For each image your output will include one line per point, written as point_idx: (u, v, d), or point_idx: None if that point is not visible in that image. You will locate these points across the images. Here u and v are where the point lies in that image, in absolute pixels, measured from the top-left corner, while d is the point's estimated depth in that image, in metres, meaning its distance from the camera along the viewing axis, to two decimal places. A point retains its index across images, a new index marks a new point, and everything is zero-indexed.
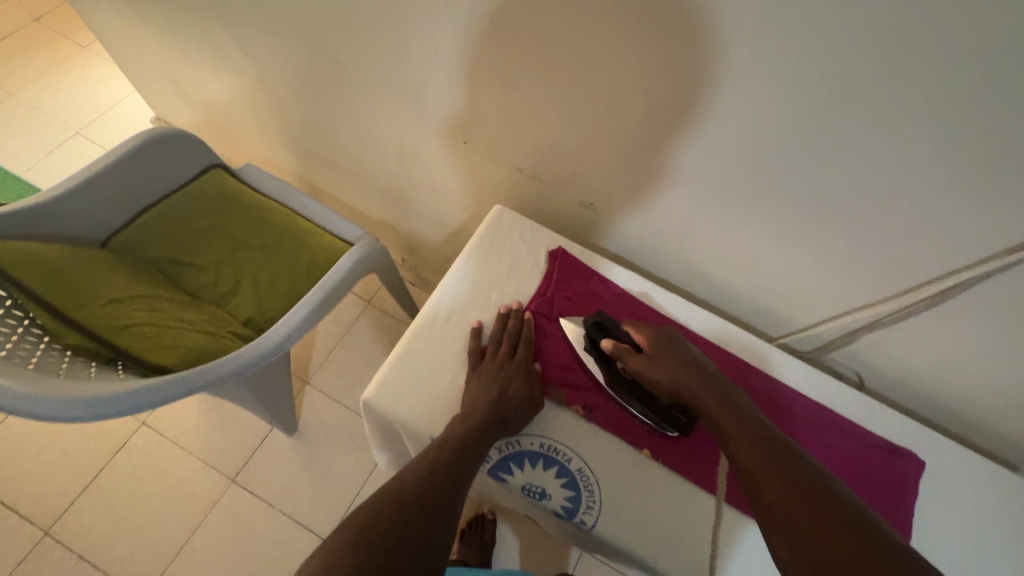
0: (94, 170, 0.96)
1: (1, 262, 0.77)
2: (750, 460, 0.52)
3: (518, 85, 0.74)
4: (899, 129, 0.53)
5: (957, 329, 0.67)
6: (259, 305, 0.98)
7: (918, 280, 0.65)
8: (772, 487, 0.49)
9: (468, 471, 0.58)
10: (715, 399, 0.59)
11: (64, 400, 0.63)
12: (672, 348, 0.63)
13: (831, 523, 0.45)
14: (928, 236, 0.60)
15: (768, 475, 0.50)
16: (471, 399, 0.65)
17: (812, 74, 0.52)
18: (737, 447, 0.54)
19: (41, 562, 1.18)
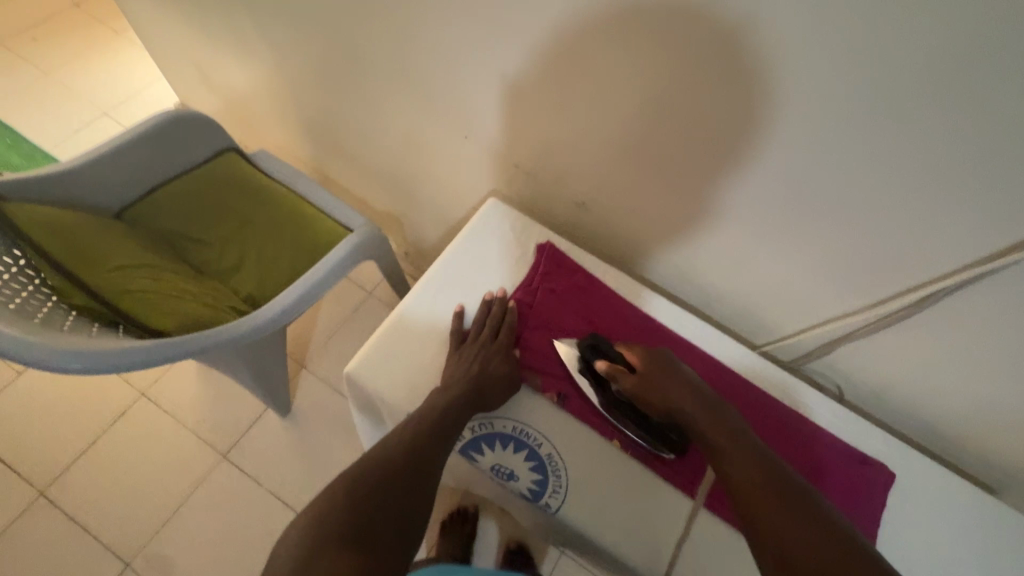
0: (114, 143, 1.01)
1: (19, 223, 0.81)
2: (735, 472, 0.53)
3: (518, 81, 0.77)
4: (871, 138, 0.54)
5: (932, 343, 0.68)
6: (260, 282, 1.02)
7: (892, 291, 0.66)
8: (754, 498, 0.50)
9: (446, 445, 0.61)
10: (706, 416, 0.59)
11: (67, 352, 0.67)
12: (661, 367, 0.65)
13: (806, 533, 0.46)
14: (901, 245, 0.61)
15: (751, 486, 0.51)
16: (452, 374, 0.68)
17: (793, 79, 0.54)
18: (724, 460, 0.55)
19: (35, 520, 1.22)
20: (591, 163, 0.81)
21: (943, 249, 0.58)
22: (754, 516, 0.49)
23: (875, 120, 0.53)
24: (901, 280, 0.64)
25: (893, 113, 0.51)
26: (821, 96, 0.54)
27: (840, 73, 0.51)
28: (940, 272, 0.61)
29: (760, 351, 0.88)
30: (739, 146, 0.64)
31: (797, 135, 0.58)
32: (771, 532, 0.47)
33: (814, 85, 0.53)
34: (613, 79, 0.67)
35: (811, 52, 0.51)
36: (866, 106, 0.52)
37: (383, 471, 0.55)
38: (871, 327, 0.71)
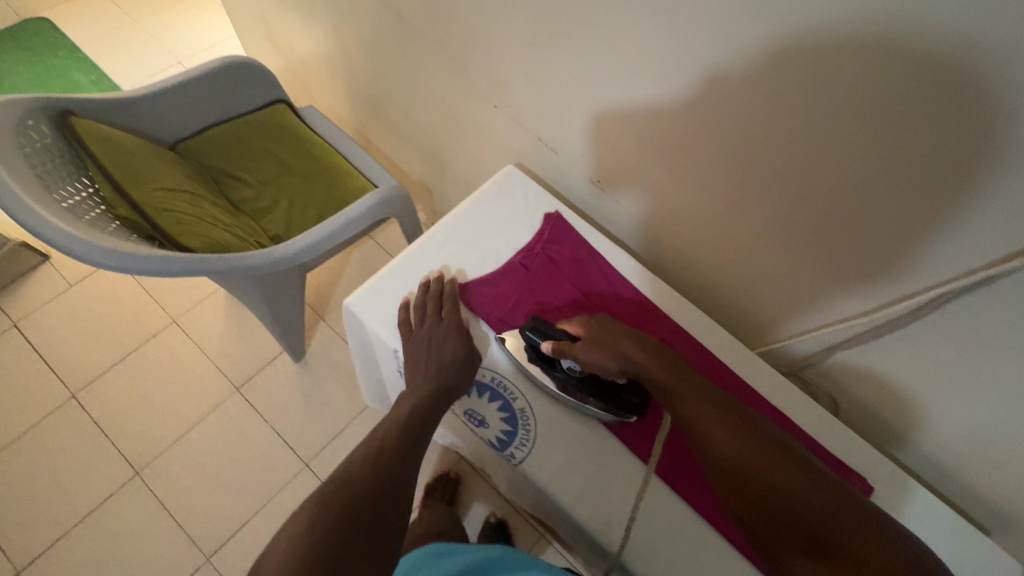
0: (177, 80, 1.09)
1: (83, 136, 0.90)
2: (693, 420, 0.58)
3: (545, 53, 0.79)
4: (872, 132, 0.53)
5: (926, 360, 0.65)
6: (288, 225, 1.09)
7: (885, 300, 0.65)
8: (713, 438, 0.55)
9: (419, 441, 0.64)
10: (663, 369, 0.62)
11: (104, 251, 0.74)
12: (600, 334, 0.66)
13: (760, 461, 0.52)
14: (897, 249, 0.60)
15: (711, 426, 0.56)
16: (412, 372, 0.69)
17: (800, 65, 0.53)
18: (685, 409, 0.59)
19: (65, 419, 1.33)
20: (608, 141, 0.82)
21: (940, 257, 0.57)
22: (717, 455, 0.54)
23: (878, 116, 0.51)
24: (894, 287, 0.63)
25: (896, 111, 0.50)
26: (827, 84, 0.53)
27: (847, 62, 0.50)
28: (934, 282, 0.59)
29: (760, 353, 0.87)
30: (746, 134, 0.63)
31: (803, 125, 0.58)
32: (735, 467, 0.53)
33: (821, 72, 0.52)
34: (633, 56, 0.68)
35: (819, 38, 0.51)
36: (870, 100, 0.51)
37: (361, 480, 0.56)
38: (865, 336, 0.70)
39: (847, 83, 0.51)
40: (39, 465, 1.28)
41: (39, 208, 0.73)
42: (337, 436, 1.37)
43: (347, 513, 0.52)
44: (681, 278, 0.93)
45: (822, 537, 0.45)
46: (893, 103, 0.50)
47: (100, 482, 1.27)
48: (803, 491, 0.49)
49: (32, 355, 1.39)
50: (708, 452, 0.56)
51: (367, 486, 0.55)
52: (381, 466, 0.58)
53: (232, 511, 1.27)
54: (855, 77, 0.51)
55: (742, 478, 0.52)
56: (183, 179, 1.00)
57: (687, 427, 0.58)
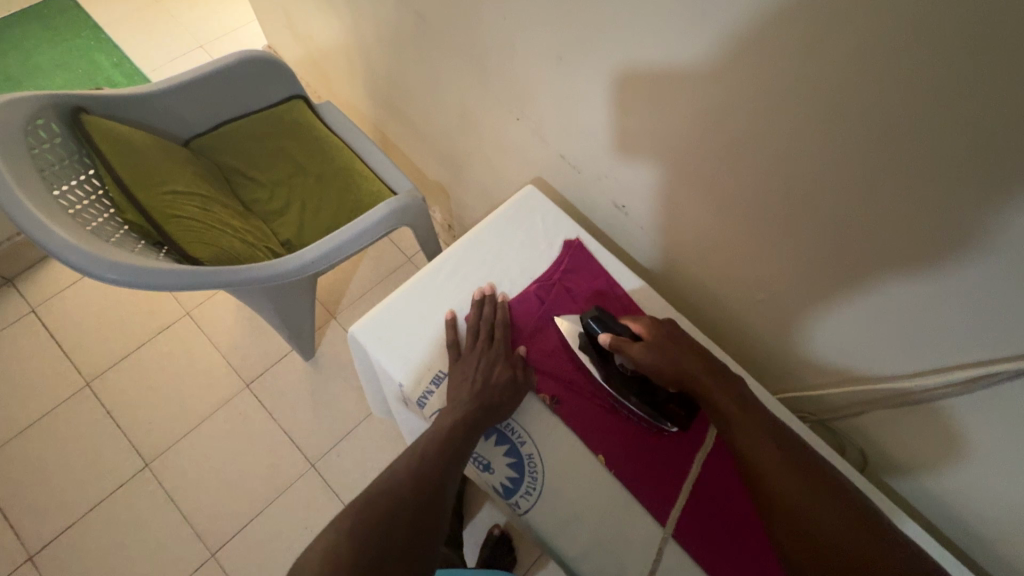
0: (192, 75, 1.06)
1: (93, 136, 0.87)
2: (756, 455, 0.55)
3: (573, 67, 0.74)
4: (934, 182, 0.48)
5: (969, 432, 0.61)
6: (300, 230, 1.06)
7: (929, 366, 0.61)
8: (775, 479, 0.53)
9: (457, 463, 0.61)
10: (717, 383, 0.60)
11: (107, 263, 0.72)
12: (665, 342, 0.64)
13: (831, 510, 0.50)
14: (946, 319, 0.56)
15: (773, 466, 0.54)
16: (453, 390, 0.67)
17: (863, 102, 0.48)
18: (744, 436, 0.57)
19: (79, 407, 1.34)
20: (636, 164, 0.77)
21: (999, 330, 0.53)
22: (778, 497, 0.52)
23: (947, 166, 0.46)
24: (944, 356, 0.59)
25: (968, 164, 0.45)
26: (891, 127, 0.48)
27: (914, 103, 0.45)
28: (988, 355, 0.55)
29: (782, 399, 0.83)
30: (794, 169, 0.59)
31: (858, 169, 0.53)
32: (797, 512, 0.51)
33: (887, 116, 0.48)
34: (670, 80, 0.63)
35: (887, 79, 0.45)
36: (941, 149, 0.46)
37: (382, 506, 0.53)
38: (901, 399, 0.66)
39: (915, 128, 0.46)
40: (52, 451, 1.30)
41: (44, 217, 0.71)
42: (344, 438, 1.36)
43: (373, 549, 0.49)
44: (706, 309, 0.88)
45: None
46: (966, 156, 0.45)
47: (110, 472, 1.28)
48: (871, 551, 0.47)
49: (48, 341, 1.41)
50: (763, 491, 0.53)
51: (396, 519, 0.52)
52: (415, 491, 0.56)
53: (237, 509, 1.27)
54: (926, 121, 0.45)
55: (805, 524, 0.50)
56: (195, 181, 0.97)
57: (744, 460, 0.56)
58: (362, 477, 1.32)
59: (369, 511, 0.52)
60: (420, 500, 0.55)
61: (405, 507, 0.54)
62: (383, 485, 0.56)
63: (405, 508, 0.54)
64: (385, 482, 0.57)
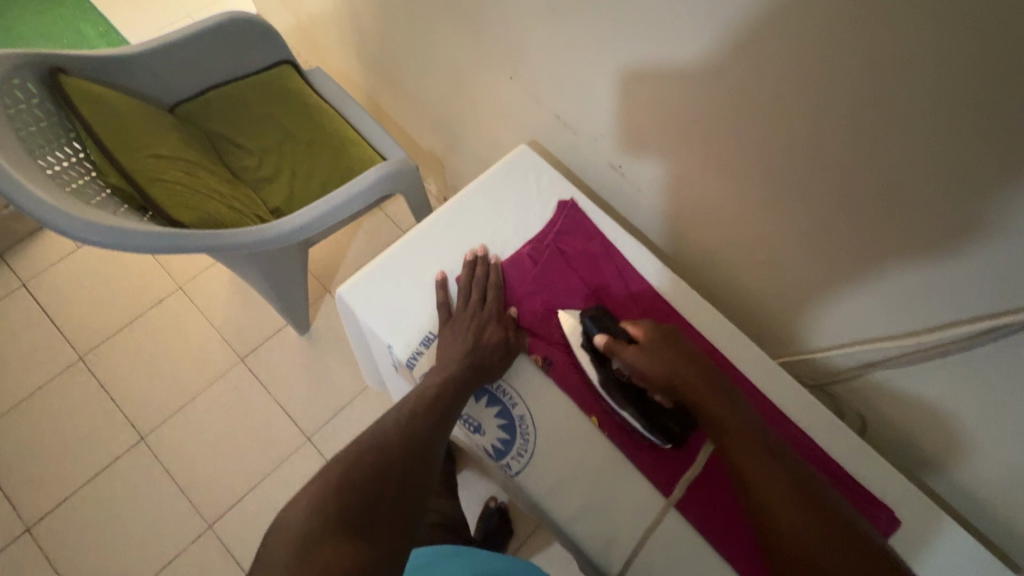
0: (175, 37, 1.02)
1: (71, 95, 0.84)
2: (750, 474, 0.53)
3: (567, 20, 0.71)
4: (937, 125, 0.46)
5: (970, 391, 0.60)
6: (289, 197, 1.03)
7: (931, 323, 0.59)
8: (772, 499, 0.51)
9: (441, 428, 0.59)
10: (714, 396, 0.57)
11: (86, 224, 0.70)
12: (662, 346, 0.61)
13: (819, 531, 0.48)
14: (951, 272, 0.54)
15: (767, 482, 0.52)
16: (443, 353, 0.65)
17: (871, 41, 0.46)
18: (738, 455, 0.54)
19: (72, 381, 1.34)
20: (632, 123, 0.75)
21: (1004, 282, 0.50)
22: (776, 520, 0.50)
23: (958, 109, 0.44)
24: (948, 313, 0.57)
25: (973, 103, 0.43)
26: (901, 68, 0.45)
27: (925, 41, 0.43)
28: (993, 309, 0.53)
29: (782, 364, 0.81)
30: (795, 122, 0.56)
31: (864, 117, 0.50)
32: (799, 539, 0.48)
33: (895, 56, 0.45)
34: (669, 28, 0.60)
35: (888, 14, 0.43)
36: (951, 90, 0.44)
37: (367, 465, 0.52)
38: (902, 359, 0.64)
39: (924, 68, 0.44)
40: (47, 425, 1.29)
41: (19, 175, 0.69)
42: (340, 412, 1.35)
43: (356, 503, 0.47)
44: (706, 274, 0.86)
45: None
46: (970, 94, 0.43)
47: (105, 446, 1.28)
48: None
49: (40, 315, 1.39)
50: (759, 512, 0.51)
51: (379, 477, 0.51)
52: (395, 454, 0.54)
53: (234, 481, 1.27)
54: (938, 60, 0.43)
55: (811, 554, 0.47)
56: (179, 145, 0.94)
57: (738, 477, 0.53)
58: None
59: (356, 465, 0.51)
60: (409, 458, 0.54)
61: (393, 463, 0.53)
62: (370, 441, 0.55)
63: (393, 463, 0.52)
64: (365, 444, 0.55)
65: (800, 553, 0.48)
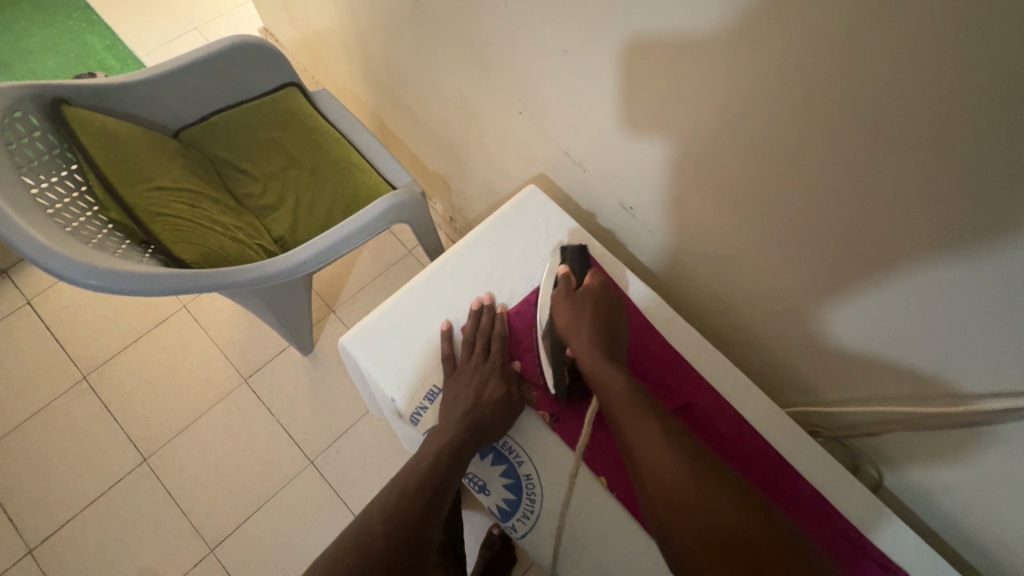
0: (180, 62, 1.01)
1: (73, 128, 0.83)
2: (624, 421, 0.57)
3: (580, 61, 0.70)
4: (964, 193, 0.46)
5: (982, 450, 0.60)
6: (293, 225, 1.02)
7: (947, 393, 0.61)
8: (629, 424, 0.57)
9: (442, 492, 0.58)
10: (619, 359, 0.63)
11: (83, 268, 0.68)
12: (592, 300, 0.67)
13: (679, 472, 0.51)
14: (940, 275, 0.52)
15: (628, 409, 0.58)
16: (445, 409, 0.65)
17: (898, 105, 0.45)
18: (614, 402, 0.59)
19: (75, 401, 1.33)
20: (645, 164, 0.74)
21: (1009, 361, 0.53)
22: (631, 440, 0.55)
23: (984, 175, 0.44)
24: (932, 330, 0.57)
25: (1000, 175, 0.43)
26: (932, 135, 0.45)
27: (954, 111, 0.42)
28: (1002, 390, 0.55)
29: (794, 413, 0.81)
30: (816, 174, 0.56)
31: (888, 180, 0.50)
32: (646, 455, 0.53)
33: (922, 124, 0.45)
34: (687, 82, 0.60)
35: (916, 85, 0.43)
36: (978, 162, 0.43)
37: (366, 541, 0.51)
38: (914, 424, 0.65)
39: (954, 136, 0.44)
40: (50, 445, 1.29)
41: (16, 217, 0.67)
42: (343, 434, 1.34)
43: None
44: (718, 314, 0.85)
45: (716, 551, 0.44)
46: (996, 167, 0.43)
47: (108, 467, 1.28)
48: (710, 498, 0.48)
49: (44, 333, 1.39)
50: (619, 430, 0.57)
51: (375, 553, 0.50)
52: (394, 524, 0.53)
53: (236, 505, 1.26)
54: (966, 132, 0.42)
55: (647, 465, 0.53)
56: (182, 175, 0.93)
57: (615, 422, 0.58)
58: (362, 474, 1.31)
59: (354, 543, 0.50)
60: (411, 529, 0.54)
61: (394, 535, 0.52)
62: (375, 513, 0.54)
63: (395, 537, 0.52)
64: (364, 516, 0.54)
65: (641, 464, 0.53)
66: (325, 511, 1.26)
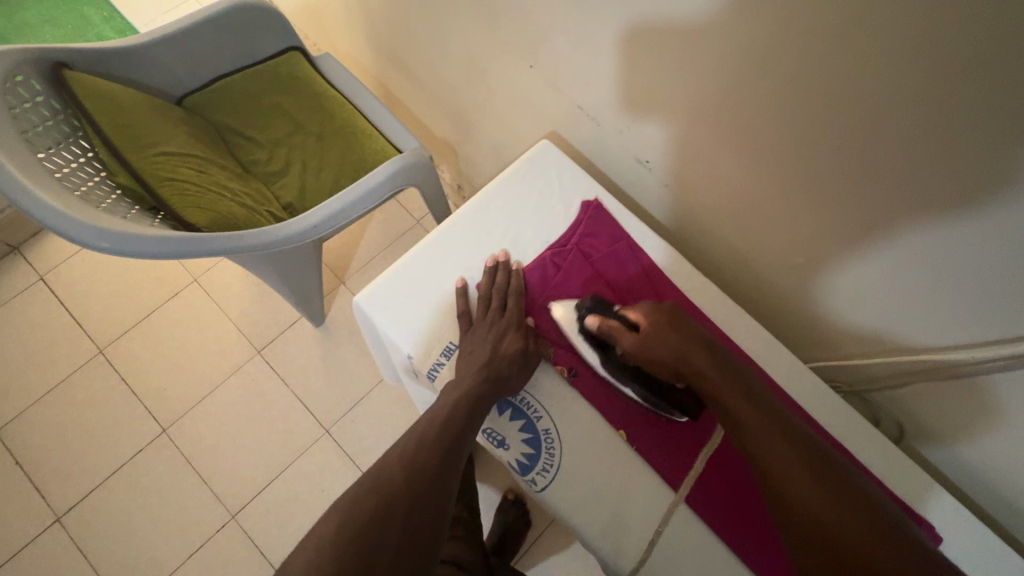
0: (179, 25, 0.99)
1: (76, 92, 0.82)
2: (757, 447, 0.52)
3: (594, 9, 0.68)
4: (992, 129, 0.45)
5: (1000, 398, 0.59)
6: (301, 192, 1.01)
7: (956, 342, 0.61)
8: (760, 444, 0.52)
9: (461, 444, 0.58)
10: (720, 378, 0.57)
11: (93, 230, 0.68)
12: (664, 323, 0.61)
13: (825, 499, 0.48)
14: (933, 217, 0.53)
15: (758, 428, 0.53)
16: (463, 364, 0.65)
17: (924, 39, 0.44)
18: (744, 426, 0.54)
19: (93, 374, 1.35)
20: (662, 116, 0.72)
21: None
22: (765, 465, 0.51)
23: (1012, 106, 0.42)
24: (928, 279, 0.58)
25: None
26: (961, 68, 0.43)
27: (982, 41, 0.41)
28: (1006, 335, 0.56)
29: (812, 368, 0.81)
30: (845, 114, 0.54)
31: (921, 117, 0.48)
32: (789, 482, 0.49)
33: (951, 56, 0.43)
34: (712, 18, 0.57)
35: (942, 14, 0.42)
36: (1005, 91, 0.42)
37: (389, 486, 0.51)
38: (934, 373, 0.64)
39: (981, 69, 0.42)
40: (71, 418, 1.31)
41: (23, 179, 0.67)
42: (357, 404, 1.35)
43: (376, 527, 0.47)
44: (737, 272, 0.83)
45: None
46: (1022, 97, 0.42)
47: (128, 438, 1.30)
48: (824, 507, 0.47)
49: (59, 309, 1.40)
50: (748, 451, 0.53)
51: (399, 500, 0.50)
52: (415, 474, 0.54)
53: (255, 473, 1.28)
54: (996, 60, 0.41)
55: (788, 496, 0.49)
56: (188, 140, 0.92)
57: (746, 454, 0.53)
58: (377, 443, 1.32)
59: (377, 491, 0.50)
60: (431, 477, 0.54)
61: (415, 483, 0.53)
62: (392, 462, 0.55)
63: (416, 484, 0.52)
64: (384, 465, 0.54)
65: (777, 486, 0.50)
66: (342, 478, 1.29)
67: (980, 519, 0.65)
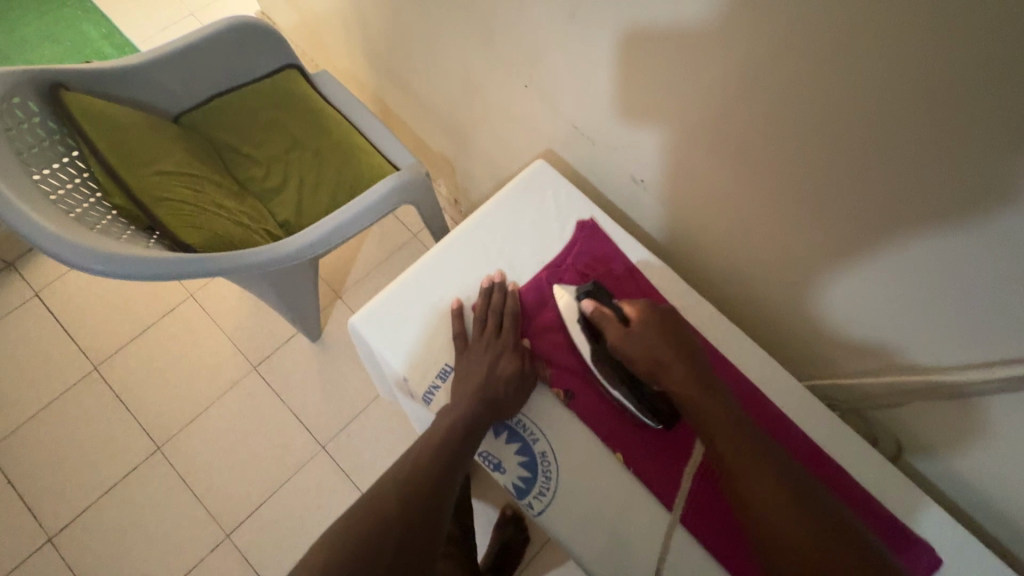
0: (178, 44, 0.99)
1: (73, 113, 0.82)
2: (732, 460, 0.54)
3: (588, 30, 0.69)
4: (979, 150, 0.45)
5: (998, 416, 0.59)
6: (297, 210, 1.01)
7: (955, 362, 0.60)
8: (738, 459, 0.53)
9: (456, 469, 0.58)
10: (697, 382, 0.58)
11: (88, 251, 0.68)
12: (658, 326, 0.62)
13: (806, 522, 0.49)
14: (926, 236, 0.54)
15: (733, 441, 0.54)
16: (459, 386, 0.64)
17: (911, 64, 0.45)
18: (716, 435, 0.55)
19: (88, 391, 1.34)
20: (657, 134, 0.72)
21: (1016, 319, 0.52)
22: (734, 482, 0.53)
23: (997, 129, 0.43)
24: (924, 296, 0.58)
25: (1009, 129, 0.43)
26: (947, 92, 0.44)
27: (966, 65, 0.42)
28: (1003, 355, 0.56)
29: (809, 386, 0.80)
30: (836, 134, 0.54)
31: (910, 138, 0.49)
32: (756, 499, 0.51)
33: (937, 81, 0.44)
34: (704, 41, 0.58)
35: (927, 41, 0.43)
36: (991, 114, 0.43)
37: (383, 510, 0.51)
38: (933, 391, 0.64)
39: (966, 92, 0.43)
40: (64, 435, 1.30)
41: (18, 200, 0.67)
42: (353, 420, 1.35)
43: (371, 554, 0.47)
44: (732, 288, 0.83)
45: None
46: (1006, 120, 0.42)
47: (122, 456, 1.29)
48: (796, 529, 0.49)
49: (54, 325, 1.39)
50: (720, 459, 0.55)
51: (394, 527, 0.50)
52: (412, 498, 0.53)
53: (250, 490, 1.27)
54: (980, 84, 0.42)
55: (760, 512, 0.50)
56: (185, 158, 0.92)
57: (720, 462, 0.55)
58: (373, 458, 1.31)
59: (372, 516, 0.50)
60: (427, 502, 0.53)
61: (411, 508, 0.52)
62: (387, 485, 0.54)
63: (412, 509, 0.52)
64: (379, 489, 0.54)
65: (748, 502, 0.51)
66: (338, 494, 1.27)
67: (977, 537, 0.64)
